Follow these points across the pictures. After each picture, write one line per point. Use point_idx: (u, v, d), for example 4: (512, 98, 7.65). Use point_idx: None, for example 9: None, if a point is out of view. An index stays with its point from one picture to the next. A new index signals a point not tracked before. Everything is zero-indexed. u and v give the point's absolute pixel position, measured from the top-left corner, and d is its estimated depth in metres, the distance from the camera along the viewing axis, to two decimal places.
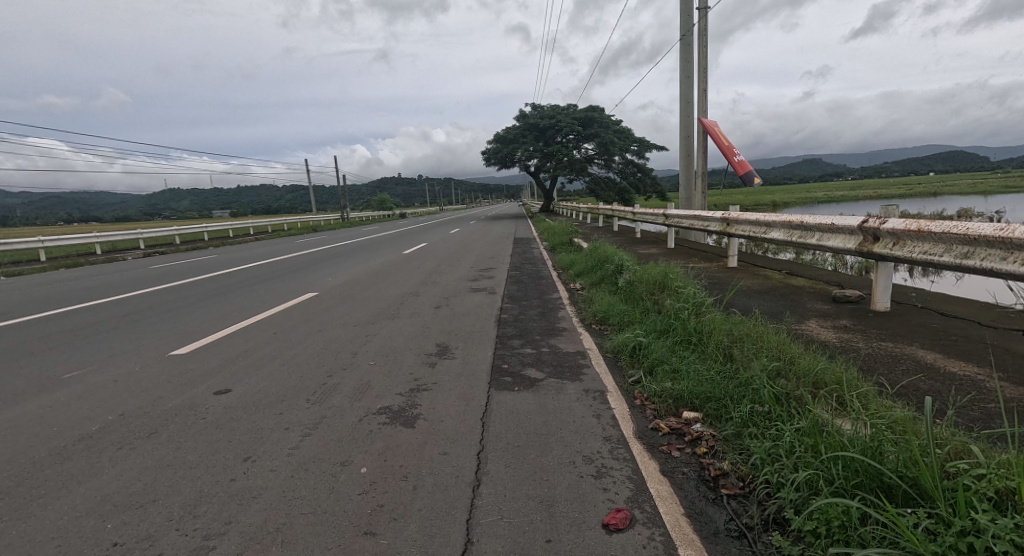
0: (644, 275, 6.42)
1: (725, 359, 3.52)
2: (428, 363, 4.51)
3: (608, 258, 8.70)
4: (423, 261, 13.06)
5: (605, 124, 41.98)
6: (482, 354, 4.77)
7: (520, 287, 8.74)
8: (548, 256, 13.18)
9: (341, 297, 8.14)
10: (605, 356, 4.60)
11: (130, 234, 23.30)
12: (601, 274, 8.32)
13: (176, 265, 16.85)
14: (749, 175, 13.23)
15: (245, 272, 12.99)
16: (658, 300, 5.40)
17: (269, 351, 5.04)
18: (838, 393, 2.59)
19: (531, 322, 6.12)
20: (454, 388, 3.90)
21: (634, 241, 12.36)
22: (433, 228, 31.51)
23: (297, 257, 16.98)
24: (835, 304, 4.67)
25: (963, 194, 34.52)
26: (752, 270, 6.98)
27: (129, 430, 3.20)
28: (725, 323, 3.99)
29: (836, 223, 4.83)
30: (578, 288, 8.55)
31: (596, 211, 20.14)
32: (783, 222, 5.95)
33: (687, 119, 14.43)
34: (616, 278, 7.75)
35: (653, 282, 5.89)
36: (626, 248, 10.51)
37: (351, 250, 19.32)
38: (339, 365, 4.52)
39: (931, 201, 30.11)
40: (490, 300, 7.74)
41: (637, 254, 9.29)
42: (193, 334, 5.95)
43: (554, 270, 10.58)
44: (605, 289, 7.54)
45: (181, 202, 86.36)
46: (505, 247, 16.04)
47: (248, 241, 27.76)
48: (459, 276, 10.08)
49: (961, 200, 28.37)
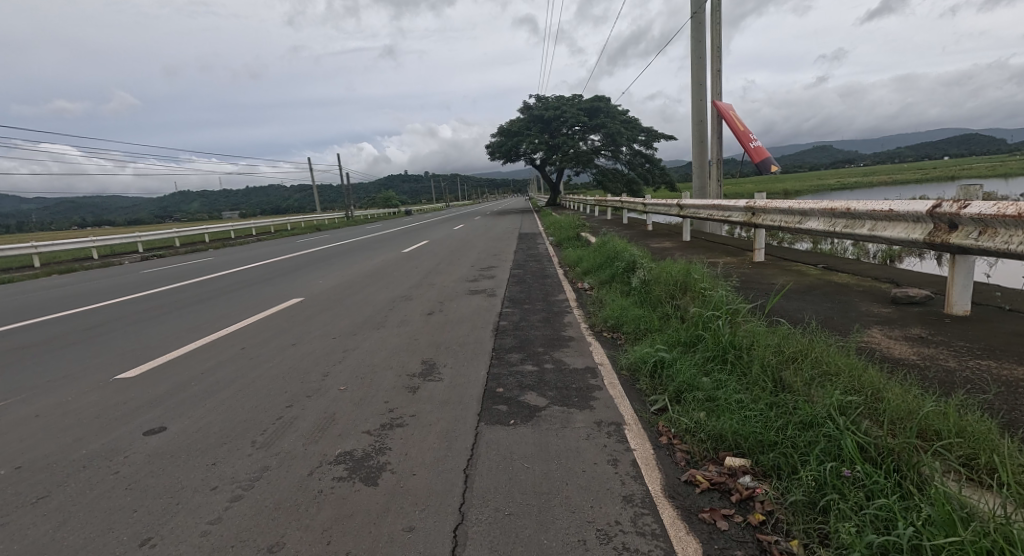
0: (662, 274, 5.65)
1: (775, 386, 2.76)
2: (409, 387, 3.79)
3: (619, 254, 7.94)
4: (422, 260, 12.34)
5: (611, 114, 40.97)
6: (474, 374, 4.04)
7: (523, 288, 8.01)
8: (554, 252, 12.42)
9: (328, 303, 7.44)
10: (620, 375, 3.84)
11: (127, 238, 22.80)
12: (612, 272, 7.56)
13: (169, 269, 16.28)
14: (768, 162, 12.32)
15: (236, 276, 12.35)
16: (680, 305, 4.63)
17: (230, 372, 4.34)
18: (961, 451, 1.84)
19: (533, 331, 5.39)
20: (436, 424, 3.16)
21: (645, 234, 11.58)
22: (437, 225, 30.86)
23: (294, 258, 16.35)
24: (896, 307, 3.89)
25: (979, 176, 33.42)
26: (783, 265, 6.19)
27: (18, 492, 2.52)
28: (769, 336, 3.22)
29: (895, 210, 4.01)
30: (586, 288, 7.80)
31: (603, 203, 19.35)
32: (823, 210, 5.13)
33: (698, 102, 13.56)
34: (628, 277, 6.99)
35: (673, 282, 5.11)
36: (637, 242, 9.73)
37: (351, 250, 18.71)
38: (305, 391, 3.80)
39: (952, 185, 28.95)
40: (489, 303, 7.02)
41: (650, 249, 8.51)
42: (155, 350, 5.28)
43: (560, 268, 9.83)
44: (616, 289, 6.80)
45: (189, 204, 86.60)
46: (508, 244, 15.28)
47: (249, 242, 27.30)
48: (458, 276, 9.36)
49: (984, 183, 27.20)
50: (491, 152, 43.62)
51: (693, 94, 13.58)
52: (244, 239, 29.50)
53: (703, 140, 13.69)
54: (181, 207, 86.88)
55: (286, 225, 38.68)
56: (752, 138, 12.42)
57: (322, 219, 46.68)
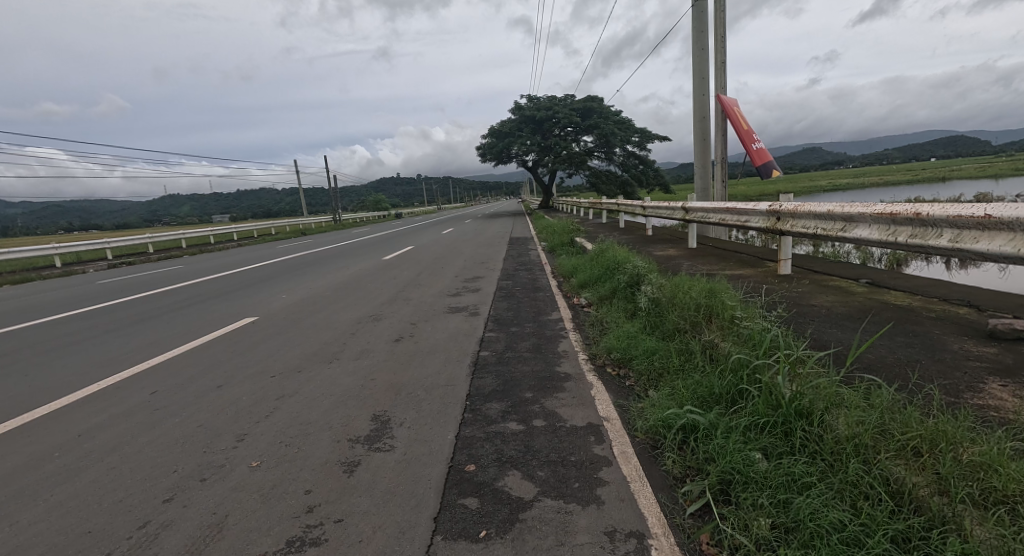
0: (676, 293, 4.67)
1: (890, 498, 1.79)
2: (345, 464, 2.76)
3: (620, 265, 6.98)
4: (402, 270, 11.29)
5: (604, 115, 40.11)
6: (438, 440, 3.01)
7: (511, 304, 7.01)
8: (546, 259, 11.45)
9: (283, 325, 6.37)
10: (635, 444, 2.83)
11: (94, 244, 21.51)
12: (614, 286, 6.57)
13: (132, 279, 15.08)
14: (770, 166, 11.34)
15: (197, 289, 11.20)
16: (707, 339, 3.63)
17: (117, 433, 3.27)
18: None
19: (520, 365, 4.39)
20: (370, 540, 2.13)
21: (645, 239, 10.64)
22: (426, 229, 29.84)
23: (267, 266, 15.23)
24: (1000, 346, 2.92)
25: (970, 177, 33.20)
26: (815, 279, 5.24)
27: None
28: (856, 401, 2.24)
29: (994, 216, 3.06)
30: (582, 304, 6.81)
31: (598, 206, 18.48)
32: (875, 215, 4.15)
33: (700, 98, 12.63)
34: (634, 294, 6.00)
35: (694, 306, 4.12)
36: (638, 249, 8.78)
37: (331, 256, 17.63)
38: (202, 470, 2.75)
39: (951, 186, 28.39)
40: (471, 324, 6.02)
41: (655, 258, 7.52)
42: (43, 395, 4.18)
43: (553, 278, 8.86)
44: (620, 309, 5.80)
45: (173, 208, 84.86)
46: (497, 250, 14.27)
47: (229, 248, 26.10)
48: (439, 289, 8.34)
49: (980, 184, 26.79)
50: (482, 153, 42.71)
51: (696, 89, 12.65)
52: (224, 244, 28.20)
53: (706, 137, 12.77)
54: (166, 211, 85.08)
55: (270, 229, 37.43)
56: (754, 139, 11.41)
57: (308, 223, 45.46)
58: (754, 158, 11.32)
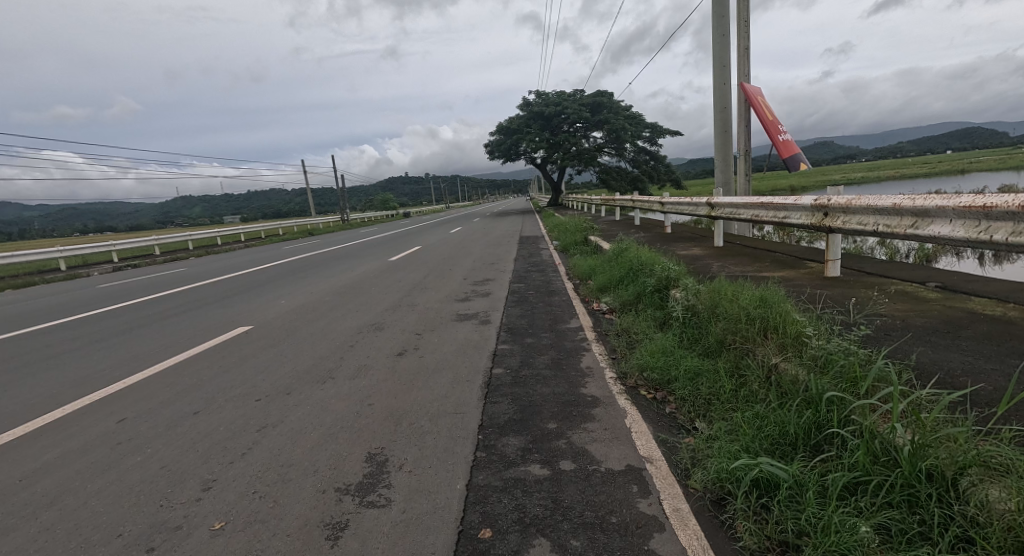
0: (718, 300, 4.08)
1: None
2: (330, 528, 2.21)
3: (644, 267, 6.37)
4: (408, 272, 10.77)
5: (614, 110, 39.36)
6: (445, 492, 2.45)
7: (524, 310, 6.44)
8: (559, 260, 10.86)
9: (279, 335, 5.87)
10: (693, 501, 2.24)
11: (99, 247, 21.27)
12: (640, 291, 5.97)
13: (133, 283, 14.71)
14: (797, 159, 10.63)
15: (194, 294, 10.72)
16: (768, 360, 3.04)
17: (63, 478, 2.74)
18: None
19: (540, 387, 3.81)
20: None
21: (665, 238, 10.02)
22: (433, 228, 29.39)
23: (271, 268, 14.82)
24: None
25: (993, 168, 32.17)
26: (872, 282, 4.60)
27: None
28: (1012, 465, 1.65)
29: None
30: (603, 310, 6.21)
31: (611, 202, 17.87)
32: (958, 208, 3.51)
33: (720, 87, 11.97)
34: (665, 301, 5.41)
35: (743, 316, 3.52)
36: (660, 249, 8.17)
37: (336, 257, 17.17)
38: (152, 536, 2.21)
39: (975, 176, 27.39)
40: (482, 333, 5.45)
41: (680, 259, 6.91)
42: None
43: (568, 281, 8.28)
44: (649, 318, 5.21)
45: (184, 209, 85.32)
46: (507, 250, 13.71)
47: (235, 249, 25.84)
48: (447, 293, 7.79)
49: (1005, 175, 25.82)
50: (491, 151, 42.15)
51: (716, 78, 12.00)
52: (231, 246, 27.98)
53: (727, 129, 12.09)
54: (177, 212, 85.55)
55: (277, 229, 37.21)
56: (780, 130, 10.72)
57: (316, 223, 45.21)
58: (779, 151, 10.63)
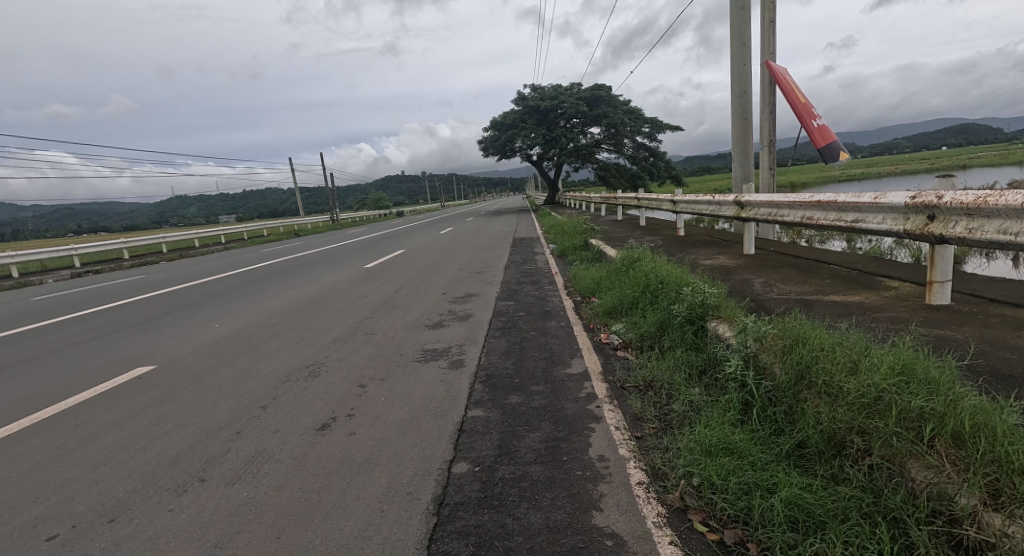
0: (804, 356, 2.61)
1: None
2: None
3: (667, 287, 4.88)
4: (381, 283, 9.27)
5: (612, 103, 37.88)
6: None
7: (511, 343, 4.97)
8: (556, 268, 9.41)
9: (178, 383, 4.35)
10: None
11: (57, 251, 19.72)
12: (664, 321, 4.48)
13: (80, 293, 13.13)
14: (835, 147, 9.16)
15: (130, 310, 9.16)
16: (962, 512, 1.60)
17: None
18: None
19: (524, 508, 2.32)
20: None
21: (680, 243, 8.57)
22: (423, 229, 27.91)
23: (235, 277, 13.26)
24: None
25: (1001, 162, 31.12)
26: (1015, 318, 3.13)
27: None
28: None
29: None
30: (614, 345, 4.72)
31: (611, 200, 16.45)
32: None
33: (740, 68, 10.50)
34: (705, 339, 3.90)
35: (875, 400, 2.06)
36: (678, 258, 6.71)
37: (312, 263, 15.67)
38: None
39: (983, 171, 26.26)
40: (449, 383, 3.97)
41: (710, 274, 5.44)
42: None
43: (566, 298, 6.81)
44: (684, 366, 3.71)
45: (172, 209, 83.45)
46: (498, 255, 12.22)
47: (211, 252, 24.31)
48: (417, 316, 6.29)
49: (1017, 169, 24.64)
50: (485, 147, 40.64)
51: (734, 57, 10.52)
52: (208, 248, 26.49)
53: (746, 117, 10.63)
54: (165, 213, 83.83)
55: (261, 230, 35.59)
56: (814, 115, 9.29)
57: (303, 223, 43.68)
58: (814, 138, 9.19)
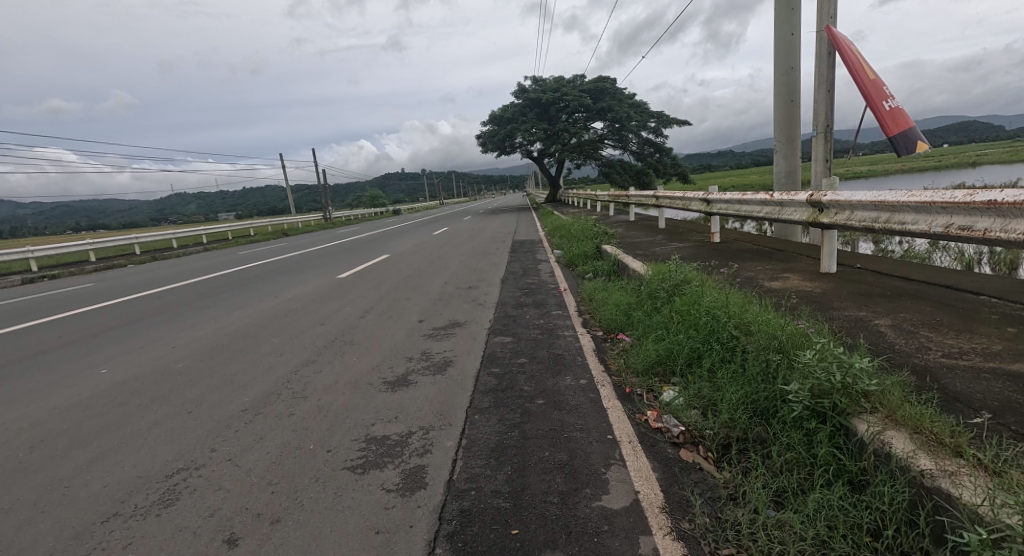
0: None
1: None
2: None
3: (752, 342, 3.09)
4: (349, 301, 7.49)
5: (617, 96, 35.92)
6: None
7: (505, 425, 3.18)
8: (565, 284, 7.63)
9: None
10: None
11: (11, 253, 17.90)
12: (768, 408, 2.66)
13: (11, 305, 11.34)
14: (912, 138, 7.24)
15: (34, 332, 7.35)
16: None
17: None
18: None
19: None
20: None
21: (721, 253, 6.80)
22: (417, 228, 26.12)
23: (191, 286, 11.48)
24: None
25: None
26: None
27: None
28: None
29: None
30: (672, 438, 2.93)
31: (622, 199, 14.69)
32: None
33: (787, 39, 8.69)
34: (864, 464, 2.08)
35: None
36: (736, 279, 4.93)
37: (286, 268, 13.89)
38: None
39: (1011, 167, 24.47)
40: (387, 537, 2.18)
41: (804, 310, 3.63)
42: None
43: (581, 332, 5.03)
44: (837, 530, 1.91)
45: (165, 206, 81.73)
46: (496, 263, 10.46)
47: (187, 253, 22.58)
48: (376, 363, 4.51)
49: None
50: (483, 142, 38.79)
51: (779, 26, 8.73)
52: (186, 249, 24.69)
53: (793, 98, 8.84)
54: (157, 211, 81.88)
55: (248, 228, 33.81)
56: (886, 96, 7.33)
57: (294, 221, 41.84)
58: (885, 126, 7.29)
